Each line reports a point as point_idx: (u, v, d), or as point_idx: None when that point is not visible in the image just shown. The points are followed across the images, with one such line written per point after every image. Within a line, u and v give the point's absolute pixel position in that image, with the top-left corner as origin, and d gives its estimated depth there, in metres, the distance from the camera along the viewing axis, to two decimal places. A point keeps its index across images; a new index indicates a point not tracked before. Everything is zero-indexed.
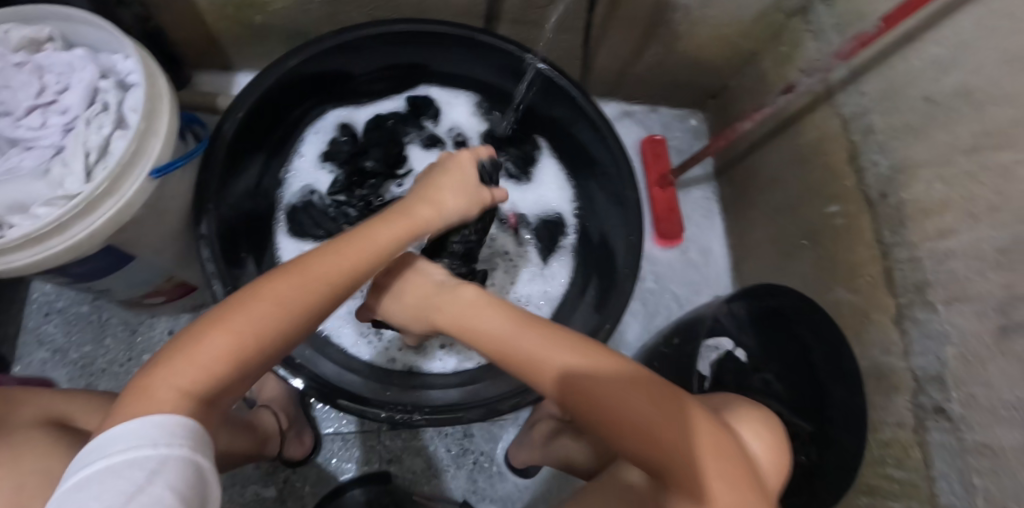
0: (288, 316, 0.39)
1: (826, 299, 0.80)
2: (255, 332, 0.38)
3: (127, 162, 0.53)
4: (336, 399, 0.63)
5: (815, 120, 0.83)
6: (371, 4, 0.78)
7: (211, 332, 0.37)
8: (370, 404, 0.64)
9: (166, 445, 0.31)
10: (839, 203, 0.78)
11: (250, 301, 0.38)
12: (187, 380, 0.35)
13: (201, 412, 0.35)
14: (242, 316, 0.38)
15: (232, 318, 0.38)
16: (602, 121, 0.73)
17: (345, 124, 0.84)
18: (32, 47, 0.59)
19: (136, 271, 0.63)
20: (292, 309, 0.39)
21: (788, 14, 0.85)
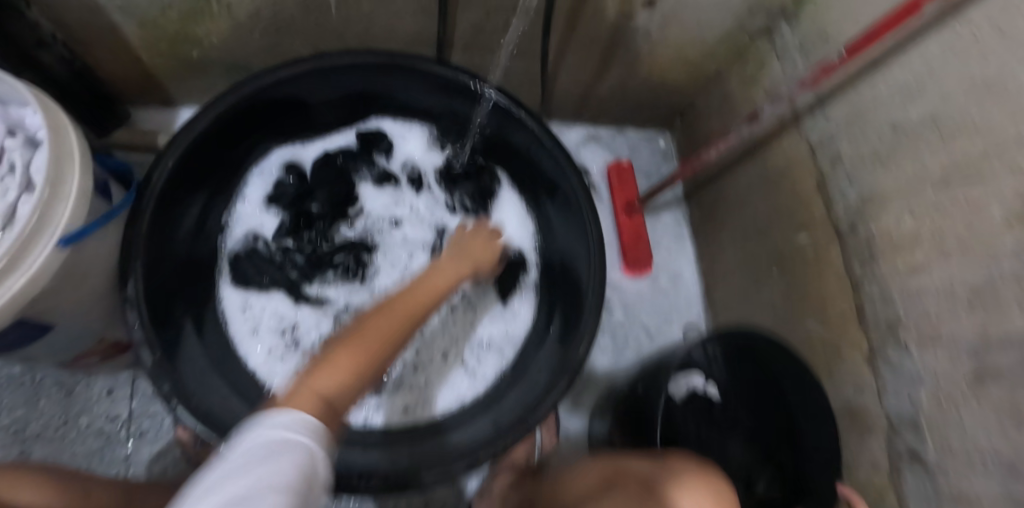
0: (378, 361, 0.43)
1: (797, 332, 0.76)
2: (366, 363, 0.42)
3: (31, 233, 0.49)
4: None
5: (783, 144, 0.79)
6: (314, 36, 0.74)
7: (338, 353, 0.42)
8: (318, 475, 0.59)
9: (293, 429, 0.36)
10: (808, 232, 0.74)
11: (362, 330, 0.44)
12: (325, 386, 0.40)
13: (323, 414, 0.39)
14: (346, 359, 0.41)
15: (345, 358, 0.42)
16: (558, 151, 0.70)
17: (291, 163, 0.80)
18: None
19: (59, 337, 0.59)
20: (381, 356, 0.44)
21: (752, 34, 0.83)
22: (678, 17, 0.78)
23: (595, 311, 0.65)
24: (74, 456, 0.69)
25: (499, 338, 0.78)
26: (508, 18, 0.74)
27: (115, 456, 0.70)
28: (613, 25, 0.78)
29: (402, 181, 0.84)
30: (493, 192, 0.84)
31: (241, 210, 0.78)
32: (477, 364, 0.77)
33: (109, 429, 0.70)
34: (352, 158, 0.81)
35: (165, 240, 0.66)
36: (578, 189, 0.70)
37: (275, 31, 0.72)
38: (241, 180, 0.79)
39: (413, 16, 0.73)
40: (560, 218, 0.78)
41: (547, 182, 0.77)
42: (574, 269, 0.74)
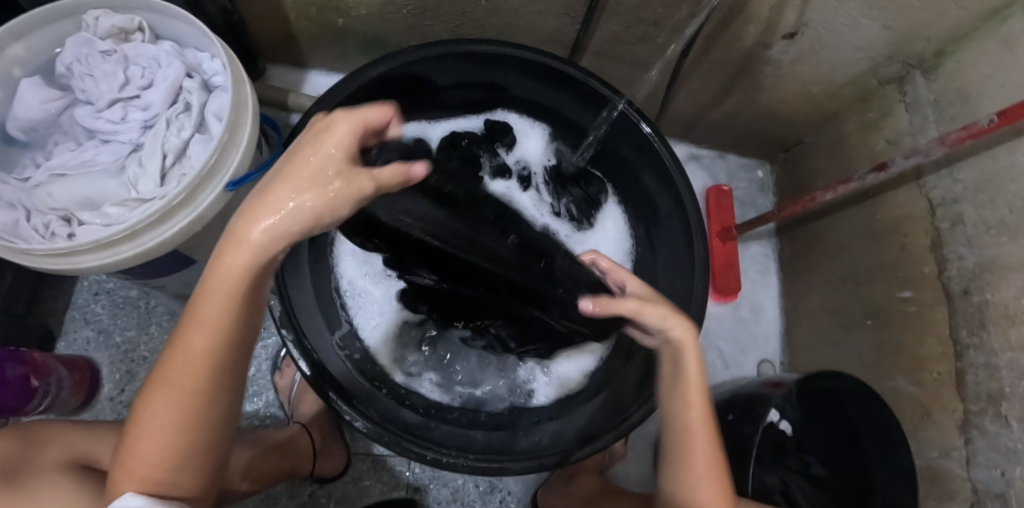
0: (195, 397, 0.40)
1: (884, 386, 0.77)
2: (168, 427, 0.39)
3: (206, 175, 0.50)
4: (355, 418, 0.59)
5: (898, 196, 0.78)
6: (458, 21, 0.77)
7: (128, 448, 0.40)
8: (407, 440, 0.59)
9: None
10: (912, 289, 0.74)
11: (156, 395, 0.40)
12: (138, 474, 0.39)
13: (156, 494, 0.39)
14: (159, 408, 0.40)
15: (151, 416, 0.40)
16: (677, 172, 0.73)
17: (420, 139, 0.82)
18: (120, 35, 0.56)
19: (194, 273, 0.62)
20: (190, 396, 0.39)
21: (881, 81, 0.81)
22: (813, 54, 0.79)
23: (693, 329, 0.68)
24: None
25: None
26: (648, 32, 0.77)
27: None
28: (748, 52, 0.79)
29: (518, 175, 0.87)
30: (598, 204, 0.87)
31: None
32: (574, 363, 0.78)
33: None
34: (477, 142, 0.84)
35: None
36: (688, 206, 0.72)
37: (422, 12, 0.75)
38: None
39: (558, 16, 0.76)
40: (664, 240, 0.79)
41: (651, 199, 0.80)
42: (671, 293, 0.76)
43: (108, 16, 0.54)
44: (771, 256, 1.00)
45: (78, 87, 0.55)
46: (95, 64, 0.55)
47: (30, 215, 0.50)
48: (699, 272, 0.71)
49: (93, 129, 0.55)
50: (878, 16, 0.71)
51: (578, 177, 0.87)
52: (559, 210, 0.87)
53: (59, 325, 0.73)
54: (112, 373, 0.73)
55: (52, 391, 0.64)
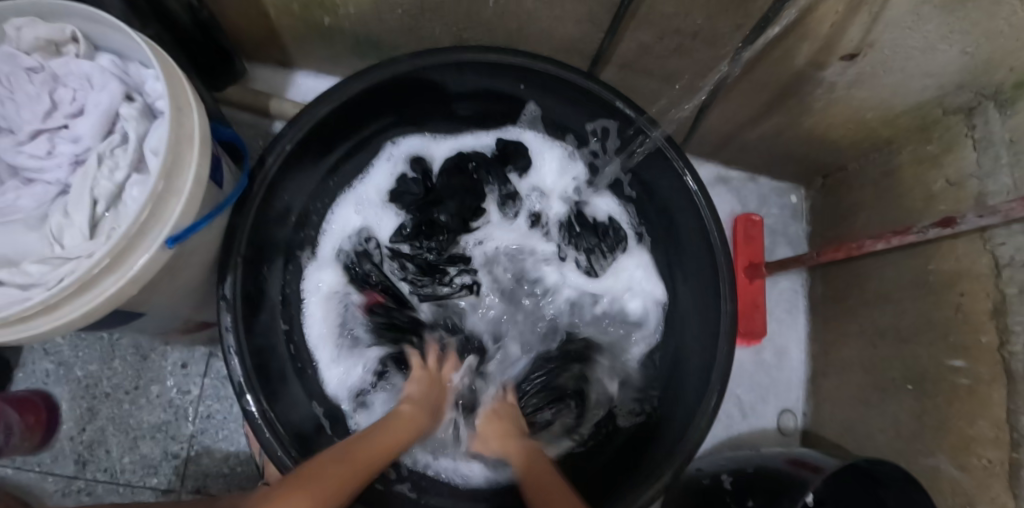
0: (362, 475, 0.48)
1: (921, 460, 0.69)
2: (346, 486, 0.46)
3: (138, 230, 0.42)
4: None
5: (955, 249, 0.68)
6: (461, 24, 0.67)
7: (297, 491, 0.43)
8: None
9: None
10: (966, 359, 0.65)
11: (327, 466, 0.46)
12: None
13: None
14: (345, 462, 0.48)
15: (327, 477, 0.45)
16: (707, 208, 0.65)
17: (419, 158, 0.74)
18: (50, 48, 0.46)
19: (149, 321, 0.55)
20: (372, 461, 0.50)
21: (946, 110, 0.69)
22: (873, 77, 0.67)
23: (717, 391, 0.62)
24: (138, 424, 0.67)
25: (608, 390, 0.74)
26: (683, 44, 0.66)
27: (179, 433, 0.67)
28: (798, 71, 0.68)
29: (528, 204, 0.78)
30: (621, 235, 0.77)
31: (354, 198, 0.72)
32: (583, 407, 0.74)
33: (176, 404, 0.68)
34: (484, 166, 0.75)
35: (271, 221, 0.61)
36: (719, 250, 0.65)
37: (420, 13, 0.65)
38: (365, 159, 0.72)
39: (577, 23, 0.65)
40: (687, 288, 0.71)
41: (677, 237, 0.71)
42: (693, 353, 0.69)
43: (32, 27, 0.45)
44: (801, 293, 0.91)
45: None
46: (18, 85, 0.46)
47: None
48: (726, 325, 0.63)
49: (17, 166, 0.47)
50: (958, 40, 0.59)
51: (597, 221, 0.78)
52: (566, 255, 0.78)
53: (17, 355, 0.67)
54: (73, 411, 0.66)
55: None
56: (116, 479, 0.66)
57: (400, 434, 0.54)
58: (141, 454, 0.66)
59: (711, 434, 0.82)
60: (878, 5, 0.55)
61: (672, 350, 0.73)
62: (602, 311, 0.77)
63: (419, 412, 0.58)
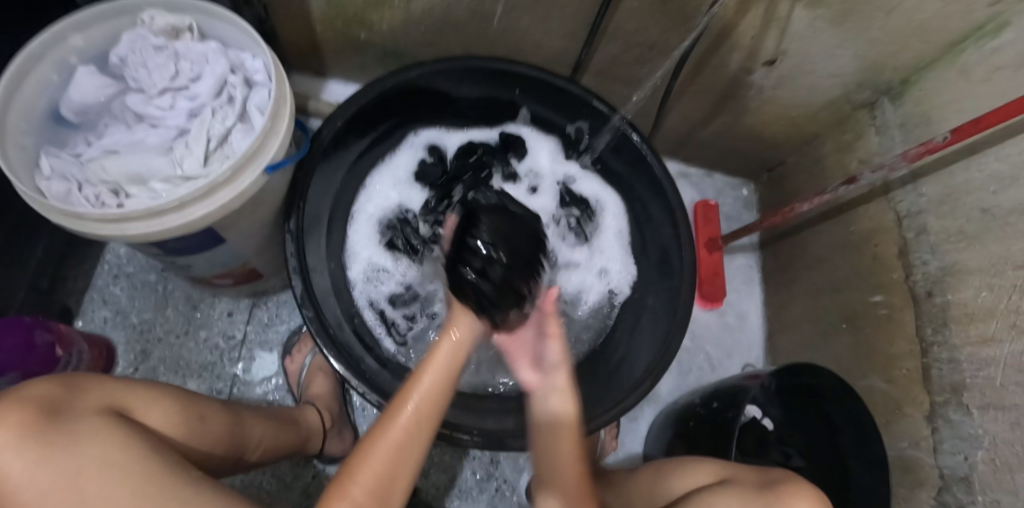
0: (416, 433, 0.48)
1: (860, 384, 0.82)
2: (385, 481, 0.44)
3: (249, 157, 0.56)
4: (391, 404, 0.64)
5: (869, 211, 0.85)
6: (471, 39, 0.85)
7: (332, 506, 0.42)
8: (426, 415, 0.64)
9: None
10: (883, 293, 0.80)
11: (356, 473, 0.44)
12: None
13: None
14: (383, 458, 0.45)
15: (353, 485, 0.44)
16: (668, 183, 0.80)
17: (435, 146, 0.89)
18: (172, 34, 0.62)
19: (222, 253, 0.66)
20: (406, 450, 0.46)
21: (854, 106, 0.89)
22: (791, 81, 0.87)
23: (680, 329, 0.75)
24: (188, 363, 0.77)
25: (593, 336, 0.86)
26: (643, 55, 0.85)
27: (223, 372, 0.77)
28: (734, 77, 0.87)
29: (523, 184, 0.93)
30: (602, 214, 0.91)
31: (387, 175, 0.86)
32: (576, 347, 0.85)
33: (223, 347, 0.78)
34: (491, 152, 0.91)
35: (320, 185, 0.74)
36: (679, 217, 0.79)
37: (439, 29, 0.83)
38: (387, 149, 0.86)
39: (561, 38, 0.84)
40: (655, 253, 0.86)
41: (648, 208, 0.86)
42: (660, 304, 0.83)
43: (162, 16, 0.61)
44: (755, 267, 1.07)
45: (131, 76, 0.61)
46: (149, 57, 0.60)
47: (82, 187, 0.56)
48: (688, 278, 0.77)
49: (142, 115, 0.60)
50: (848, 46, 0.79)
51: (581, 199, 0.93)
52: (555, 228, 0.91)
53: (78, 305, 0.77)
54: (127, 352, 0.76)
55: (72, 363, 0.67)
56: None
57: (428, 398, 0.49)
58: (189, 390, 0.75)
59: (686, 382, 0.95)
60: (784, 21, 0.75)
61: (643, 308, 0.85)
62: (594, 273, 0.90)
63: (444, 367, 0.51)
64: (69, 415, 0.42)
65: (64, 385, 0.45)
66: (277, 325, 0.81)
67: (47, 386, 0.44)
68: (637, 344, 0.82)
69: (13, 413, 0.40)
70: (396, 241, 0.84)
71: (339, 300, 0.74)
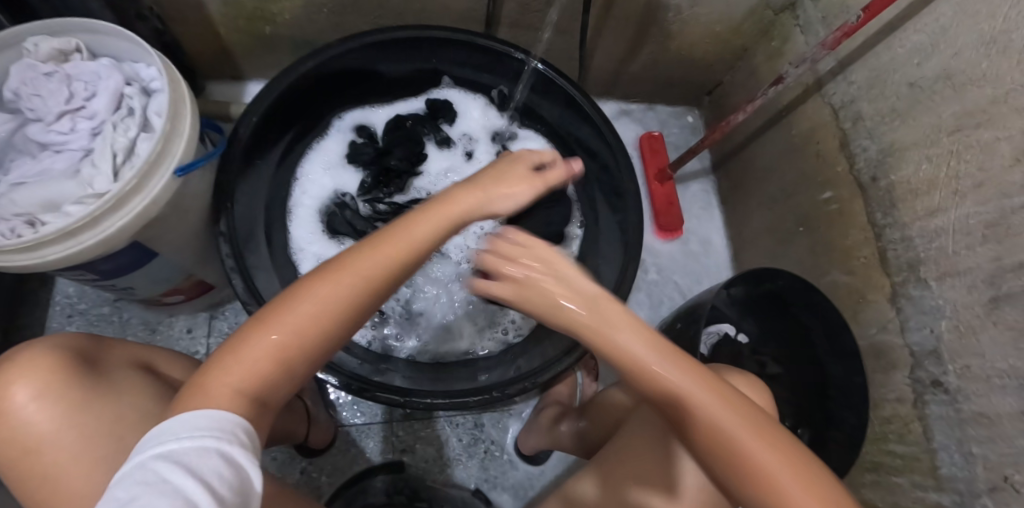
0: (372, 283, 0.42)
1: (824, 281, 0.81)
2: (305, 339, 0.40)
3: (154, 161, 0.56)
4: (358, 387, 0.63)
5: (807, 110, 0.84)
6: (377, 13, 0.84)
7: (245, 347, 0.39)
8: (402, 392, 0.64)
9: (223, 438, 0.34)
10: (832, 189, 0.79)
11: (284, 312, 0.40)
12: (237, 382, 0.38)
13: (252, 410, 0.38)
14: (258, 349, 0.39)
15: (257, 339, 0.39)
16: (598, 116, 0.79)
17: (362, 126, 0.87)
18: (60, 58, 0.61)
19: (158, 268, 0.66)
20: (292, 347, 0.40)
21: (776, 10, 0.88)
22: None
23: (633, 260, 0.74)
24: None
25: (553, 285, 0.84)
26: None
27: None
28: (650, 2, 0.86)
29: (459, 148, 0.91)
30: None
31: (319, 163, 0.85)
32: None
33: None
34: (420, 121, 0.89)
35: (249, 187, 0.74)
36: (615, 149, 0.79)
37: (342, 9, 0.81)
38: (314, 139, 0.85)
39: None
40: (600, 192, 0.85)
41: (587, 147, 0.85)
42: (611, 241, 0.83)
43: (47, 41, 0.60)
44: (711, 191, 1.05)
45: (27, 107, 0.60)
46: (40, 84, 0.59)
47: None
48: (634, 209, 0.77)
49: (46, 143, 0.59)
50: None
51: None
52: None
53: None
54: None
55: None
56: None
57: (397, 254, 0.43)
58: None
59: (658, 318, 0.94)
60: None
61: (601, 247, 0.84)
62: None
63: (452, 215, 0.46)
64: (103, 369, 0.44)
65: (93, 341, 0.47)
66: None
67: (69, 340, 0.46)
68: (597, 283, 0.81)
69: (46, 356, 0.41)
70: (338, 225, 0.81)
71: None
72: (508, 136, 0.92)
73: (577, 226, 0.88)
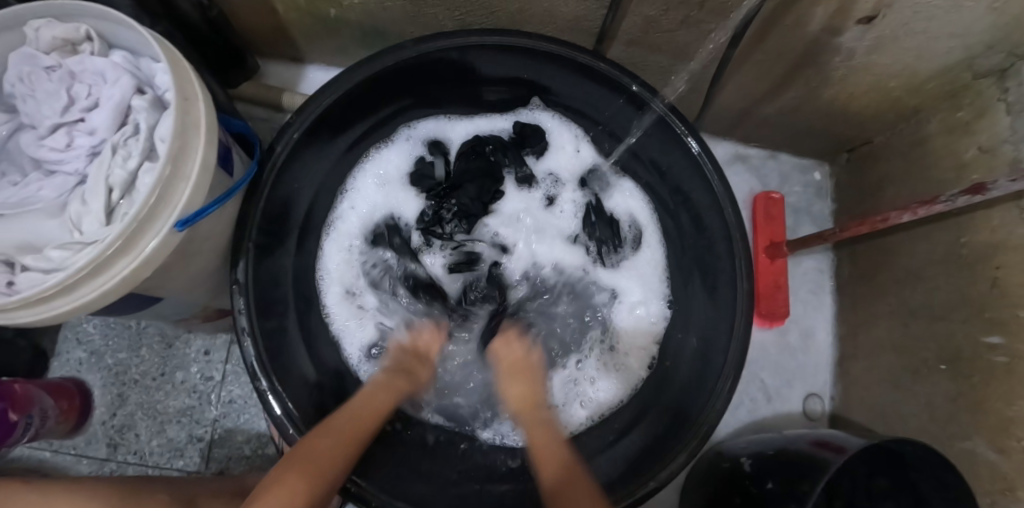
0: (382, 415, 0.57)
1: (956, 443, 0.65)
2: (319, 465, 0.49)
3: (147, 215, 0.44)
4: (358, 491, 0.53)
5: (991, 221, 0.63)
6: (462, 9, 0.67)
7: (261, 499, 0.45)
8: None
9: None
10: (1006, 335, 0.61)
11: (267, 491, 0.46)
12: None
13: None
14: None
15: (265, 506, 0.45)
16: (723, 191, 0.63)
17: (437, 143, 0.75)
18: (66, 48, 0.49)
19: (166, 307, 0.57)
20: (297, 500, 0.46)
21: (977, 74, 0.65)
22: (895, 41, 0.63)
23: (734, 369, 0.61)
24: (165, 409, 0.70)
25: (619, 370, 0.73)
26: (689, 16, 0.64)
27: (203, 417, 0.70)
28: (813, 39, 0.65)
29: (541, 190, 0.77)
30: (639, 225, 0.75)
31: (373, 177, 0.73)
32: (591, 375, 0.73)
33: (201, 389, 0.70)
34: (502, 149, 0.75)
35: (283, 213, 0.62)
36: (735, 230, 0.62)
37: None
38: (375, 145, 0.72)
39: (577, 1, 0.64)
40: (699, 274, 0.69)
41: (695, 214, 0.68)
42: (697, 339, 0.68)
43: (48, 27, 0.48)
44: (826, 273, 0.87)
45: (23, 109, 0.49)
46: (38, 82, 0.48)
47: None
48: (742, 317, 0.61)
49: (38, 159, 0.49)
50: None
51: (614, 213, 0.76)
52: (577, 246, 0.77)
53: (52, 345, 0.71)
54: (104, 397, 0.70)
55: (32, 422, 0.61)
56: (145, 461, 0.68)
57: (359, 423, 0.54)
58: (168, 437, 0.69)
59: (733, 420, 0.80)
60: None
61: (687, 342, 0.70)
62: (629, 297, 0.75)
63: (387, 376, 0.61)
64: None
65: None
66: None
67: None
68: (671, 392, 0.68)
69: None
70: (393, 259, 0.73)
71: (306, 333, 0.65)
72: (602, 183, 0.76)
73: (668, 306, 0.73)
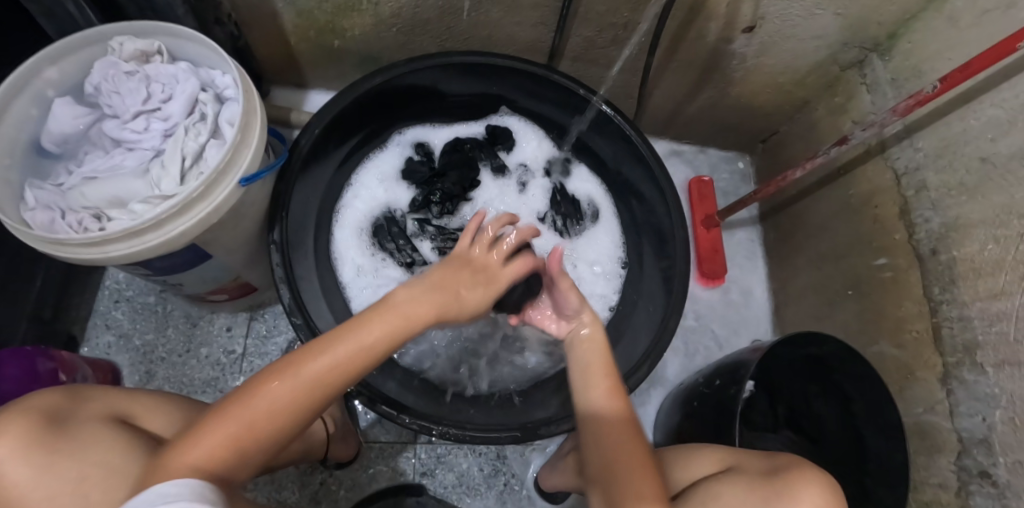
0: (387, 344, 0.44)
1: (870, 350, 0.79)
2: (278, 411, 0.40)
3: (222, 170, 0.56)
4: (376, 403, 0.62)
5: (867, 171, 0.81)
6: (443, 36, 0.85)
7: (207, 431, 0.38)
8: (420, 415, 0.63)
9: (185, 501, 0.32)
10: (887, 256, 0.77)
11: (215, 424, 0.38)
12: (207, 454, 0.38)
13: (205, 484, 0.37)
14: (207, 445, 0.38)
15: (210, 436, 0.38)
16: (657, 164, 0.77)
17: (422, 144, 0.89)
18: (142, 58, 0.63)
19: (210, 268, 0.67)
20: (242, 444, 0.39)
21: (843, 66, 0.86)
22: (774, 46, 0.83)
23: (675, 311, 0.72)
24: (192, 381, 0.78)
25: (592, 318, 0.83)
26: (619, 35, 0.83)
27: (226, 386, 0.78)
28: (714, 48, 0.85)
29: (514, 178, 0.92)
30: (593, 201, 0.91)
31: (372, 174, 0.87)
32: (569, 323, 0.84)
33: (224, 362, 0.79)
34: (478, 146, 0.90)
35: (302, 196, 0.74)
36: (669, 194, 0.77)
37: (410, 30, 0.83)
38: (375, 149, 0.87)
39: (533, 26, 0.83)
40: (648, 233, 0.84)
41: (637, 191, 0.84)
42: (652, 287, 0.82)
43: (131, 41, 0.61)
44: (757, 242, 1.04)
45: (106, 103, 0.62)
46: (120, 83, 0.61)
47: (65, 214, 0.56)
48: (683, 256, 0.75)
49: (119, 140, 0.61)
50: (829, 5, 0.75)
51: (575, 195, 0.92)
52: (546, 222, 0.90)
53: (82, 331, 0.79)
54: (132, 374, 0.77)
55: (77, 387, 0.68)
56: None
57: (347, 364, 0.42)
58: None
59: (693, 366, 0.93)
60: None
61: (643, 291, 0.84)
62: (592, 259, 0.88)
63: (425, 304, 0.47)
64: (76, 420, 0.45)
65: (71, 396, 0.48)
66: (275, 337, 0.81)
67: (52, 398, 0.46)
68: (636, 331, 0.80)
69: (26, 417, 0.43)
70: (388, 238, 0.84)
71: (330, 304, 0.76)
72: (561, 171, 0.92)
73: (622, 266, 0.88)
